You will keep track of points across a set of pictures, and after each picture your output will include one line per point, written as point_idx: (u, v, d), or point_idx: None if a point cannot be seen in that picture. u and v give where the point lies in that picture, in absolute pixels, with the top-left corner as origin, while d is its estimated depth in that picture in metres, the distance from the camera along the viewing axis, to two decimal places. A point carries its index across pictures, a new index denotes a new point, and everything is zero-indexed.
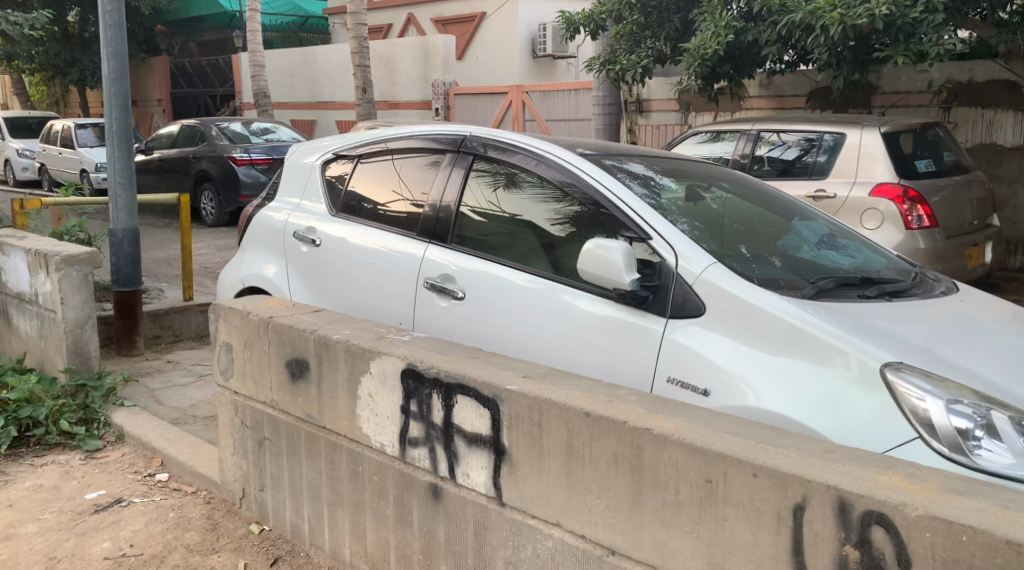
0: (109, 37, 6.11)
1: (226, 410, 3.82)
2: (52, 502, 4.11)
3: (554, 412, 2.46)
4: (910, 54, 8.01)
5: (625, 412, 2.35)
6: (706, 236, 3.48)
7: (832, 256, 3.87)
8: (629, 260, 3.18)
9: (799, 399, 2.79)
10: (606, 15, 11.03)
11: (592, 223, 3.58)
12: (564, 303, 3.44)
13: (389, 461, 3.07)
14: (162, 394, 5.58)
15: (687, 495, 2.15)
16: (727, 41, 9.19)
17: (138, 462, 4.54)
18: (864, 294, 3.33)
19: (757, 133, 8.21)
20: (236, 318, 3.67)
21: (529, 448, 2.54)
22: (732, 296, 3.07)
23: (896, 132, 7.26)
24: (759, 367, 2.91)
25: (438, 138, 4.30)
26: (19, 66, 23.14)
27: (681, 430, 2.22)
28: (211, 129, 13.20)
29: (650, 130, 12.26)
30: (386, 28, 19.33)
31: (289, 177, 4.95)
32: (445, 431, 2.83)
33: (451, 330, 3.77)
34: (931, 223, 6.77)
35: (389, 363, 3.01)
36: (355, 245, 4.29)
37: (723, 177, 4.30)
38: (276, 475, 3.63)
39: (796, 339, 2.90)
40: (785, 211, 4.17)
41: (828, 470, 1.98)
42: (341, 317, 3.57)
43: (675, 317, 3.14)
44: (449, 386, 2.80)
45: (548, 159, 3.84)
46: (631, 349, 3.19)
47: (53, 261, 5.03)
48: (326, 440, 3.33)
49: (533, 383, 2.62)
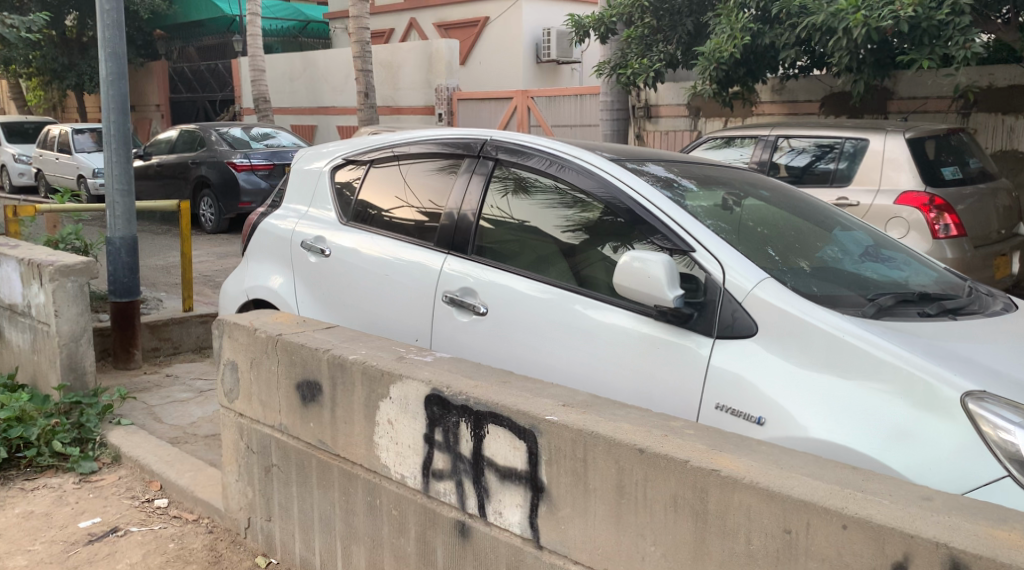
0: (108, 37, 5.86)
1: (231, 432, 3.56)
2: (43, 532, 3.84)
3: (601, 447, 2.21)
4: (936, 57, 7.78)
5: (685, 448, 2.10)
6: (749, 247, 3.22)
7: (880, 269, 3.61)
8: (671, 274, 2.93)
9: (865, 430, 2.54)
10: (617, 18, 10.78)
11: (622, 233, 3.33)
12: (595, 321, 3.18)
13: (410, 494, 2.81)
14: (160, 411, 5.31)
15: (761, 546, 1.91)
16: (744, 43, 8.97)
17: (136, 486, 4.27)
18: (925, 311, 3.08)
19: (775, 139, 7.95)
20: (243, 335, 3.41)
21: (572, 486, 2.29)
22: (786, 313, 2.83)
23: (920, 137, 7.01)
24: (817, 394, 2.66)
25: (455, 142, 4.03)
26: (17, 70, 22.90)
27: (753, 471, 1.97)
28: (210, 134, 12.96)
29: (659, 136, 12.08)
30: (388, 33, 19.12)
31: (296, 182, 4.70)
32: (475, 464, 2.58)
33: (472, 349, 3.51)
34: (959, 232, 6.51)
35: (411, 389, 2.75)
36: (367, 256, 4.03)
37: (761, 184, 4.05)
38: (284, 504, 3.37)
39: (859, 362, 2.66)
40: (827, 221, 3.92)
41: (932, 523, 1.73)
42: (356, 334, 3.31)
43: (723, 338, 2.88)
44: (480, 414, 2.55)
45: (571, 163, 3.59)
46: (675, 373, 2.93)
47: (47, 272, 4.77)
48: (340, 469, 3.08)
49: (575, 413, 2.37)
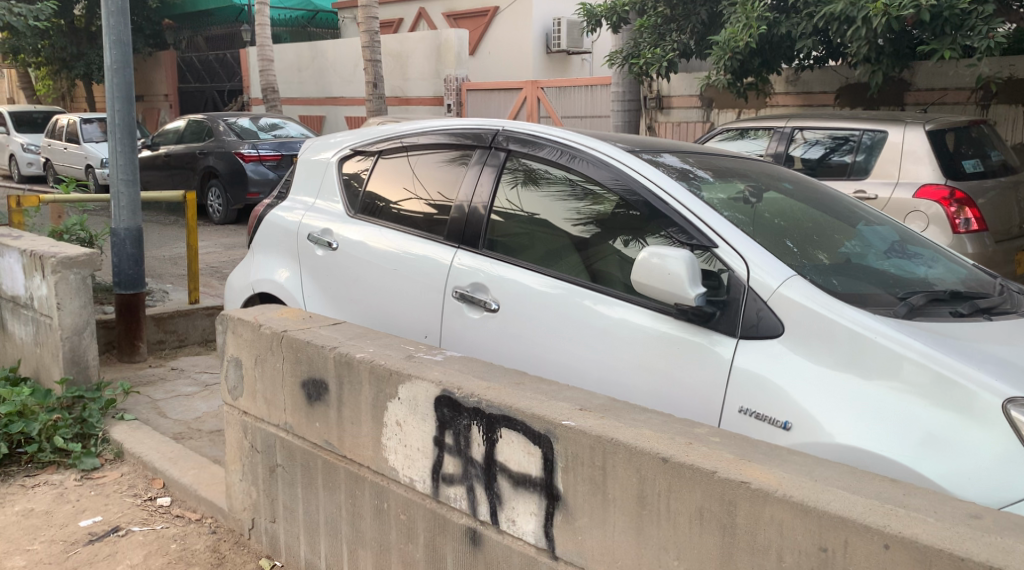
0: (112, 25, 5.76)
1: (235, 431, 3.46)
2: (43, 530, 3.75)
3: (622, 455, 2.10)
4: (958, 48, 7.67)
5: (712, 458, 1.99)
6: (772, 242, 3.09)
7: (907, 266, 3.48)
8: (693, 271, 2.81)
9: (898, 437, 2.43)
10: (630, 7, 10.62)
11: (638, 228, 3.20)
12: (612, 319, 3.06)
13: (419, 499, 2.70)
14: (165, 406, 5.22)
15: (794, 564, 1.81)
16: (759, 33, 8.82)
17: (138, 484, 4.18)
18: (957, 311, 2.96)
19: (790, 131, 7.76)
20: (247, 331, 3.31)
21: (590, 495, 2.18)
22: (815, 313, 2.70)
23: (940, 129, 6.80)
24: (848, 398, 2.54)
25: (466, 133, 3.91)
26: (26, 60, 22.85)
27: (786, 484, 1.87)
28: (218, 124, 12.84)
29: (670, 127, 11.93)
30: (397, 23, 19.02)
31: (302, 174, 4.58)
32: (487, 470, 2.47)
33: (484, 347, 3.39)
34: (980, 226, 6.37)
35: (421, 390, 2.64)
36: (376, 250, 3.91)
37: (783, 177, 3.92)
38: (289, 505, 3.27)
39: (891, 365, 2.54)
40: (851, 215, 3.78)
41: (984, 544, 1.63)
42: (364, 331, 3.20)
43: (747, 338, 2.76)
44: (492, 418, 2.43)
45: (586, 154, 3.46)
46: (696, 376, 2.81)
47: (49, 264, 4.67)
48: (347, 471, 2.97)
49: (594, 418, 2.25)
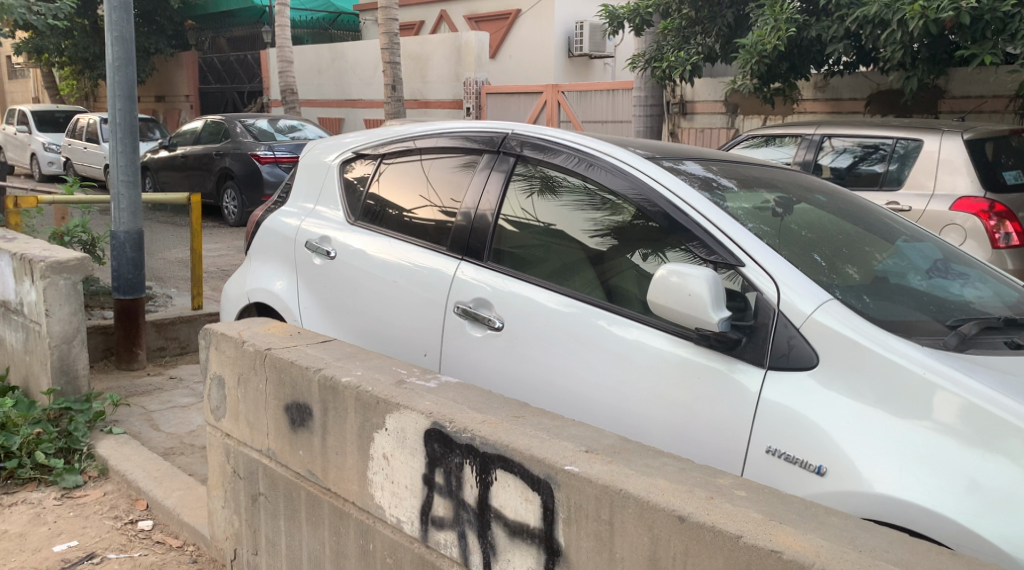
0: (115, 20, 5.52)
1: (217, 454, 3.21)
2: (14, 555, 3.52)
3: (632, 509, 1.83)
4: (998, 53, 7.38)
5: (736, 518, 1.73)
6: (802, 259, 2.78)
7: (951, 288, 3.16)
8: (716, 292, 2.52)
9: (947, 487, 2.13)
10: (653, 8, 10.33)
11: (659, 241, 2.91)
12: (626, 341, 2.77)
13: (406, 542, 2.42)
14: (157, 418, 4.98)
15: None
16: (789, 35, 8.48)
17: (121, 505, 3.94)
18: (1013, 341, 2.66)
19: (819, 139, 7.39)
20: (230, 347, 3.05)
21: (596, 553, 1.91)
22: (849, 341, 2.41)
23: (980, 138, 6.41)
24: (888, 441, 2.24)
25: (475, 136, 3.63)
26: (50, 60, 22.85)
27: (824, 555, 1.62)
28: (235, 125, 12.65)
29: (693, 133, 11.61)
30: (418, 25, 18.81)
31: (303, 178, 4.32)
32: (481, 515, 2.18)
33: (487, 369, 3.11)
34: (1021, 241, 6.02)
35: (410, 420, 2.37)
36: (376, 259, 3.65)
37: (816, 189, 3.60)
38: (271, 538, 3.00)
39: (934, 404, 2.24)
40: (891, 231, 3.45)
41: None
42: (354, 351, 2.93)
43: (777, 369, 2.46)
44: (487, 458, 2.15)
45: (602, 161, 3.17)
46: (717, 411, 2.52)
47: (38, 268, 4.42)
48: (330, 506, 2.70)
49: (601, 463, 1.98)
